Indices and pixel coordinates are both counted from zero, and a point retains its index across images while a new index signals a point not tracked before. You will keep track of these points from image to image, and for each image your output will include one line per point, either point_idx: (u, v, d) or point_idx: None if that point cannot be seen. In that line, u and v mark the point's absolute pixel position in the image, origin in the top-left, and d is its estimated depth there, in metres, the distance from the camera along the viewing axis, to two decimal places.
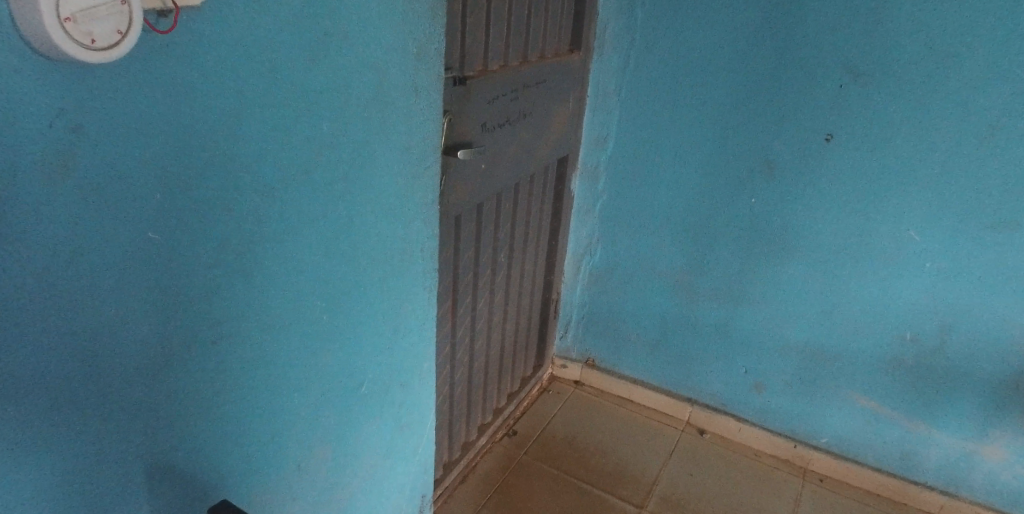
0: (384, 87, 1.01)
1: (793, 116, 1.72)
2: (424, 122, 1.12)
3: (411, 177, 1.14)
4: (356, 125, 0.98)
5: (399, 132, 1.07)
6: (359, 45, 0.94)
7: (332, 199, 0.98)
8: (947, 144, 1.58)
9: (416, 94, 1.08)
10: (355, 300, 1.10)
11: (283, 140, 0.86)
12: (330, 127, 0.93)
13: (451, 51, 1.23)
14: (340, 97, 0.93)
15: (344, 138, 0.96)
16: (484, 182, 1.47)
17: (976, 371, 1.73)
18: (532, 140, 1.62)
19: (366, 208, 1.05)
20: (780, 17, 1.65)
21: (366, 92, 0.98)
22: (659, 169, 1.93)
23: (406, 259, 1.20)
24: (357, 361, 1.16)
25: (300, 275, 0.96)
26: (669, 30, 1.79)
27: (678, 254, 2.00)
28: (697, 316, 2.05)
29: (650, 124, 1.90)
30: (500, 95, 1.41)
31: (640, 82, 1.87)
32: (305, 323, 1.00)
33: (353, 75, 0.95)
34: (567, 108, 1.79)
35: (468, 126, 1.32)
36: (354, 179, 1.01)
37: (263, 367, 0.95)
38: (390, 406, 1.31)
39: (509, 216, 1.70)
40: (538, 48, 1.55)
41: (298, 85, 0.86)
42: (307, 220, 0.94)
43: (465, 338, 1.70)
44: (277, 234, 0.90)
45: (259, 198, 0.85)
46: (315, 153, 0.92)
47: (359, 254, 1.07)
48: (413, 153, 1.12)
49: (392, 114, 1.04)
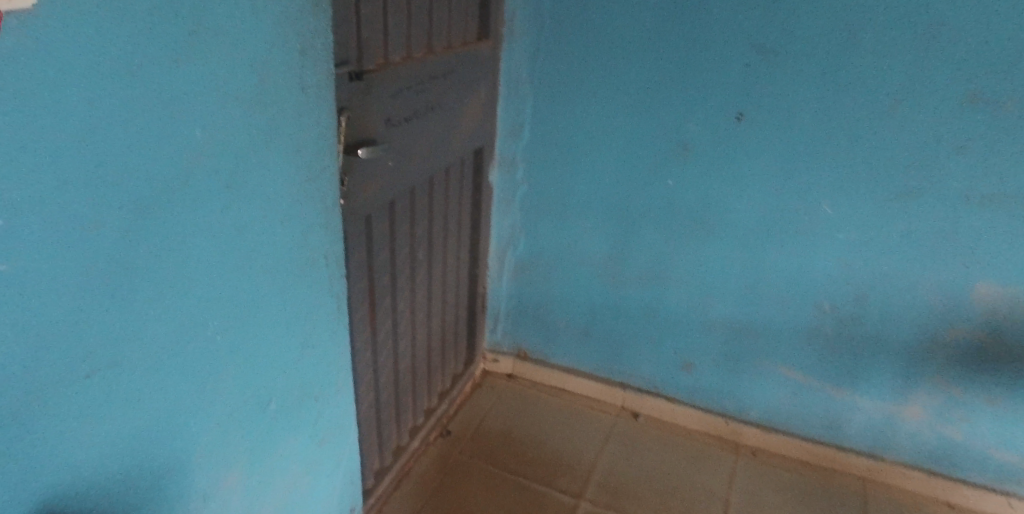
0: (267, 81, 0.93)
1: (704, 98, 1.73)
2: (318, 118, 1.05)
3: (308, 178, 1.06)
4: (238, 123, 0.90)
5: (290, 129, 1.00)
6: (235, 34, 0.86)
7: (219, 210, 0.90)
8: (848, 119, 1.63)
9: (306, 87, 1.01)
10: (252, 311, 1.02)
11: (152, 145, 0.78)
12: (207, 126, 0.85)
13: (345, 45, 1.16)
14: (216, 93, 0.85)
15: (225, 137, 0.88)
16: (391, 178, 1.40)
17: (891, 336, 1.81)
18: (442, 134, 1.57)
19: (256, 213, 0.98)
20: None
21: (246, 86, 0.90)
22: (577, 155, 1.92)
23: (309, 266, 1.13)
24: (261, 378, 1.08)
25: (185, 290, 0.88)
26: (577, 15, 1.76)
27: (601, 240, 2.00)
28: (626, 301, 2.06)
29: (565, 110, 1.88)
30: (404, 87, 1.34)
31: (551, 68, 1.84)
32: (194, 342, 0.92)
33: (230, 69, 0.86)
34: (480, 97, 1.73)
35: (370, 122, 1.25)
36: (241, 183, 0.93)
37: (153, 394, 0.86)
38: (305, 419, 1.24)
39: (424, 211, 1.64)
40: (443, 38, 1.49)
41: (165, 82, 0.78)
42: (189, 229, 0.86)
43: (386, 340, 1.63)
44: (156, 246, 0.81)
45: (128, 210, 0.76)
46: (192, 156, 0.84)
47: (252, 263, 0.99)
48: (308, 152, 1.05)
49: (279, 110, 0.97)
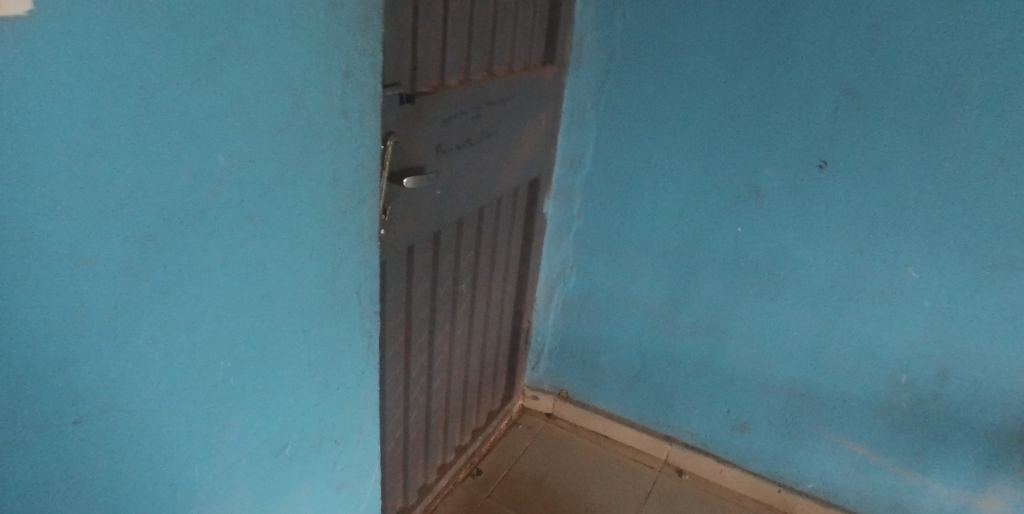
0: (313, 103, 0.83)
1: (783, 141, 1.58)
2: (364, 146, 0.95)
3: (348, 210, 0.97)
4: (277, 149, 0.80)
5: (332, 157, 0.90)
6: (280, 50, 0.76)
7: (244, 242, 0.79)
8: (948, 176, 1.45)
9: (353, 111, 0.91)
10: (276, 356, 0.92)
11: (173, 171, 0.68)
12: (239, 152, 0.75)
13: (397, 66, 1.07)
14: (253, 114, 0.75)
15: (261, 165, 0.78)
16: (438, 208, 1.31)
17: (977, 420, 1.60)
18: (496, 162, 1.47)
19: (290, 249, 0.87)
20: (770, 32, 1.51)
21: (289, 108, 0.80)
22: (636, 191, 1.79)
23: (340, 303, 1.03)
24: (280, 423, 0.98)
25: (201, 333, 0.77)
26: (650, 44, 1.64)
27: (657, 283, 1.86)
28: (679, 350, 1.91)
29: (629, 143, 1.76)
30: (458, 112, 1.25)
31: (618, 98, 1.73)
32: (206, 390, 0.81)
33: (271, 89, 0.76)
34: (540, 124, 1.62)
35: (418, 149, 1.16)
36: (274, 215, 0.83)
37: (152, 445, 0.77)
38: (321, 465, 1.14)
39: (471, 242, 1.54)
40: (506, 62, 1.40)
41: (194, 100, 0.68)
42: (209, 265, 0.75)
43: (420, 375, 1.54)
44: (168, 283, 0.71)
45: (138, 243, 0.67)
46: (219, 184, 0.74)
47: (282, 304, 0.89)
48: (350, 182, 0.95)
49: (323, 137, 0.87)
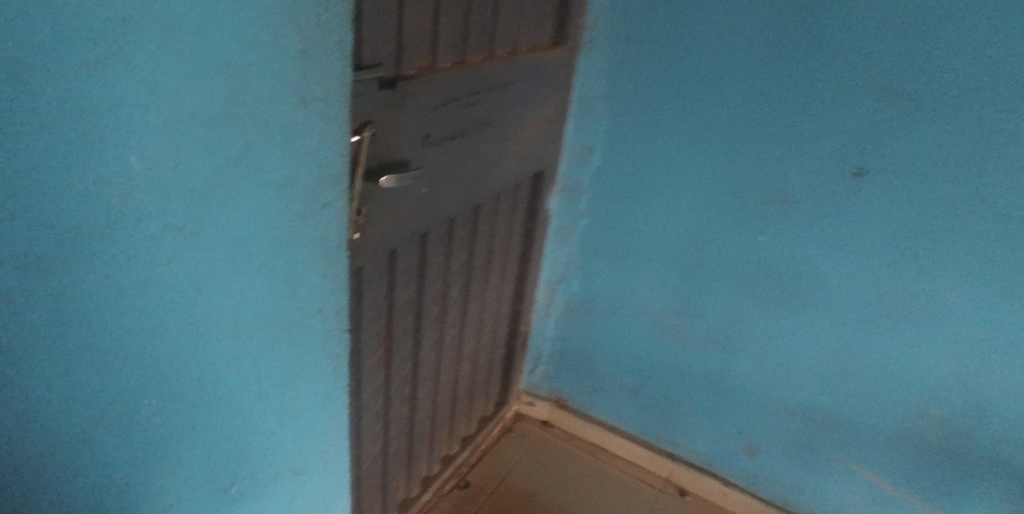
0: (256, 80, 0.68)
1: (813, 142, 1.40)
2: (327, 138, 0.80)
3: (308, 213, 0.82)
4: (204, 134, 0.65)
5: (285, 148, 0.74)
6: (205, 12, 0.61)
7: (140, 253, 0.64)
8: (1000, 191, 1.26)
9: (313, 92, 0.75)
10: (214, 381, 0.78)
11: (51, 156, 0.55)
12: (152, 135, 0.61)
13: (377, 44, 0.92)
14: (167, 88, 0.61)
15: (181, 151, 0.64)
16: (423, 207, 1.16)
17: (1014, 461, 1.44)
18: (493, 155, 1.31)
19: (227, 258, 0.73)
20: (805, 19, 1.32)
21: (220, 84, 0.65)
22: (648, 190, 1.62)
23: (298, 322, 0.88)
24: (216, 461, 0.83)
25: (106, 351, 0.64)
26: (669, 27, 1.45)
27: (667, 291, 1.70)
28: (687, 364, 1.76)
29: (643, 137, 1.57)
30: (450, 99, 1.09)
31: (632, 86, 1.54)
32: (122, 417, 0.69)
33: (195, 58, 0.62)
34: (546, 113, 1.45)
35: (400, 141, 1.01)
36: (204, 215, 0.68)
37: (55, 480, 0.65)
38: (278, 502, 0.99)
39: (463, 243, 1.39)
40: (507, 41, 1.23)
41: (76, 69, 0.54)
42: (114, 273, 0.62)
43: (403, 386, 1.40)
44: (57, 291, 0.59)
45: (9, 245, 0.54)
46: (124, 174, 0.60)
47: (217, 322, 0.75)
48: (310, 179, 0.79)
49: (271, 122, 0.71)
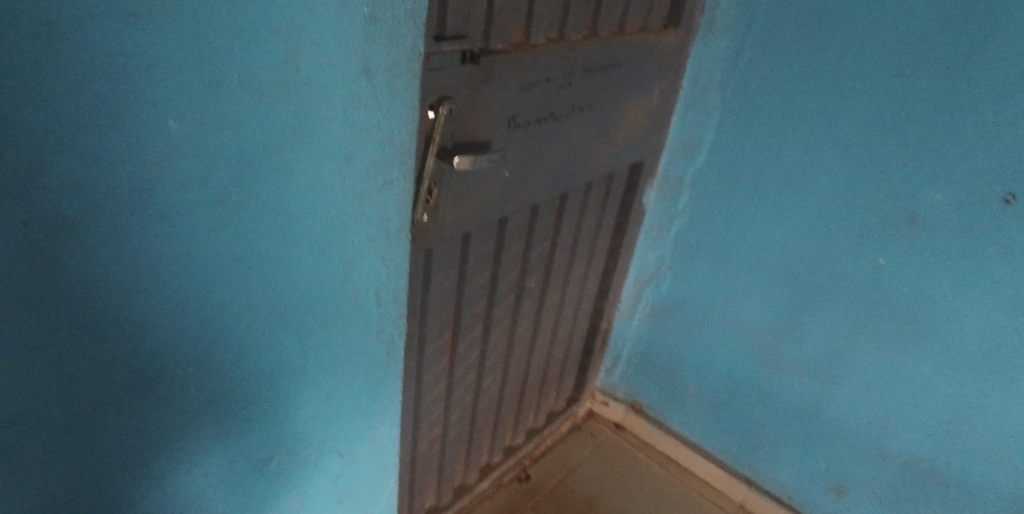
0: (324, 44, 0.63)
1: (958, 160, 1.17)
2: (397, 113, 0.74)
3: (372, 190, 0.77)
4: (266, 100, 0.61)
5: (350, 120, 0.69)
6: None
7: (197, 221, 0.61)
8: None
9: (384, 61, 0.69)
10: (265, 357, 0.76)
11: (104, 115, 0.51)
12: (212, 98, 0.57)
13: (462, 15, 0.84)
14: (229, 48, 0.56)
15: (241, 118, 0.60)
16: (503, 192, 1.08)
17: None
18: (586, 142, 1.21)
19: (284, 233, 0.69)
20: (969, 13, 1.08)
21: (285, 47, 0.60)
22: (755, 195, 1.45)
23: (349, 306, 0.83)
24: (257, 440, 0.80)
25: (156, 320, 0.62)
26: (801, 13, 1.26)
27: (765, 307, 1.53)
28: (779, 389, 1.59)
29: (756, 136, 1.40)
30: (541, 79, 1.00)
31: (750, 78, 1.37)
32: (171, 387, 0.67)
33: (260, 17, 0.57)
34: (649, 100, 1.32)
35: (481, 121, 0.93)
36: (262, 187, 0.65)
37: (103, 446, 0.64)
38: (319, 483, 0.96)
39: (545, 232, 1.30)
40: (613, 20, 1.12)
41: (136, 21, 0.50)
42: (165, 240, 0.60)
43: (468, 374, 1.35)
44: (108, 257, 0.56)
45: (56, 213, 0.52)
46: (181, 139, 0.57)
47: (271, 298, 0.72)
48: (375, 155, 0.75)
49: (337, 91, 0.66)
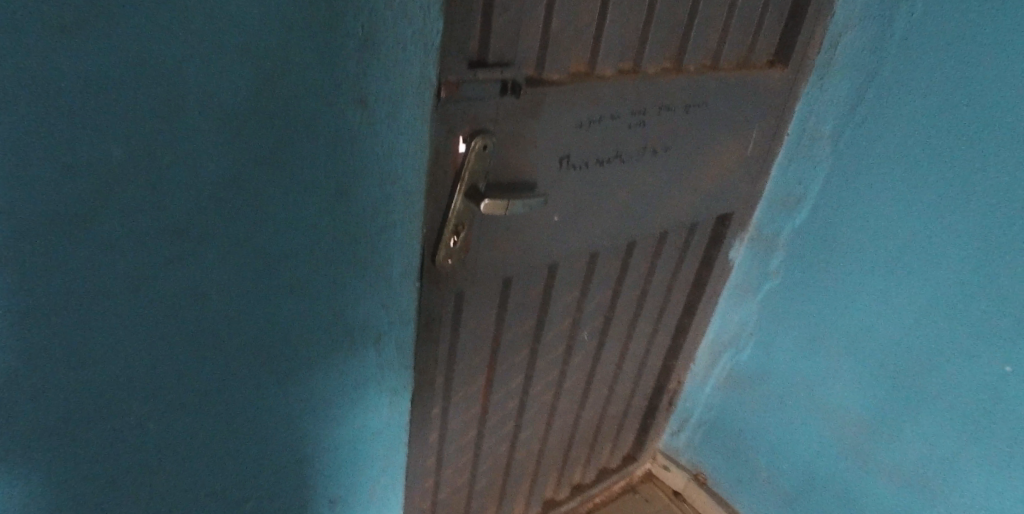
0: (302, 52, 0.58)
1: None
2: (396, 134, 0.68)
3: (370, 218, 0.71)
4: (228, 108, 0.56)
5: (338, 139, 0.64)
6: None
7: (164, 241, 0.59)
8: None
9: (376, 75, 0.63)
10: (240, 383, 0.71)
11: (43, 113, 0.49)
12: (164, 103, 0.53)
13: (504, 41, 0.73)
14: (186, 47, 0.52)
15: (199, 126, 0.56)
16: (551, 239, 0.95)
17: None
18: (661, 189, 1.06)
19: (258, 253, 0.65)
20: None
21: (252, 51, 0.55)
22: (859, 267, 1.23)
23: (337, 345, 0.77)
24: None
25: (108, 332, 0.60)
26: (939, 61, 1.04)
27: (859, 398, 1.31)
28: (865, 494, 1.35)
29: (868, 199, 1.19)
30: (603, 117, 0.87)
31: (867, 132, 1.16)
32: (127, 402, 0.64)
33: (222, 15, 0.53)
34: (743, 147, 1.14)
35: (523, 160, 0.82)
36: (228, 202, 0.60)
37: (59, 456, 0.63)
38: None
39: (604, 282, 1.16)
40: (704, 52, 0.97)
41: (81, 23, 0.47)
42: (116, 249, 0.57)
43: (502, 424, 1.23)
44: (53, 266, 0.54)
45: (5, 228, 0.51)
46: (129, 142, 0.53)
47: (245, 324, 0.68)
48: (371, 179, 0.68)
49: (320, 104, 0.61)
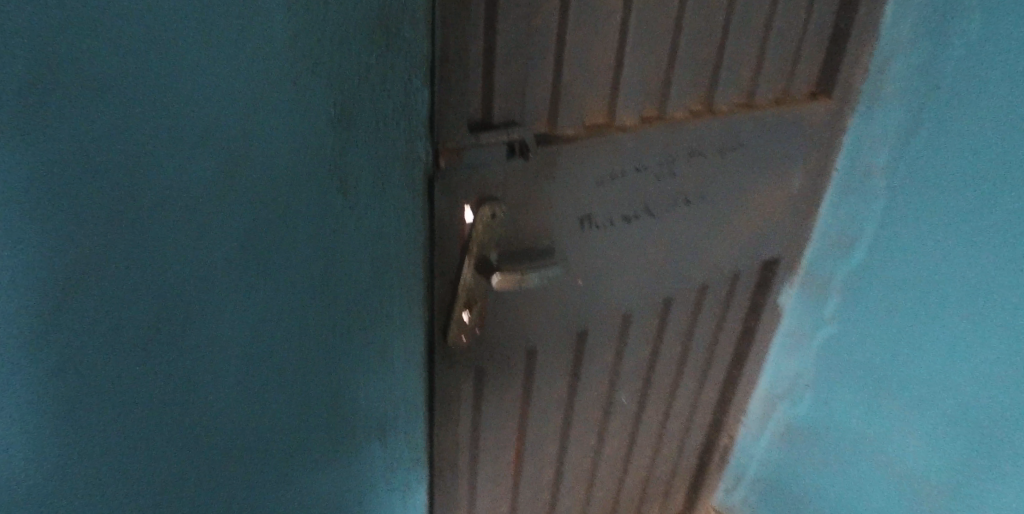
0: (264, 123, 0.53)
1: None
2: (385, 203, 0.62)
3: (361, 291, 0.65)
4: (181, 185, 0.52)
5: (315, 211, 0.59)
6: (179, 28, 0.47)
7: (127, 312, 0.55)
8: None
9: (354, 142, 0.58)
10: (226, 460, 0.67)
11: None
12: (110, 176, 0.49)
13: (509, 98, 0.66)
14: (127, 123, 0.48)
15: (147, 205, 0.52)
16: (581, 305, 0.86)
17: None
18: (699, 241, 0.96)
19: (234, 321, 0.60)
20: None
21: (205, 124, 0.51)
22: (925, 313, 1.10)
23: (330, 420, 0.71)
24: None
25: (65, 410, 0.56)
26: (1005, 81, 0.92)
27: (929, 459, 1.16)
28: None
29: (931, 237, 1.06)
30: (628, 169, 0.78)
31: (924, 161, 1.04)
32: (97, 480, 0.60)
33: (166, 88, 0.48)
34: (787, 185, 1.04)
35: (541, 225, 0.74)
36: (186, 282, 0.56)
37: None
38: None
39: (641, 340, 1.06)
40: (737, 88, 0.88)
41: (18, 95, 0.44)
42: (56, 333, 0.53)
43: (536, 496, 1.13)
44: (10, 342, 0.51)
45: None
46: (63, 224, 0.49)
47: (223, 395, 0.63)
48: (359, 251, 0.63)
49: (292, 176, 0.56)
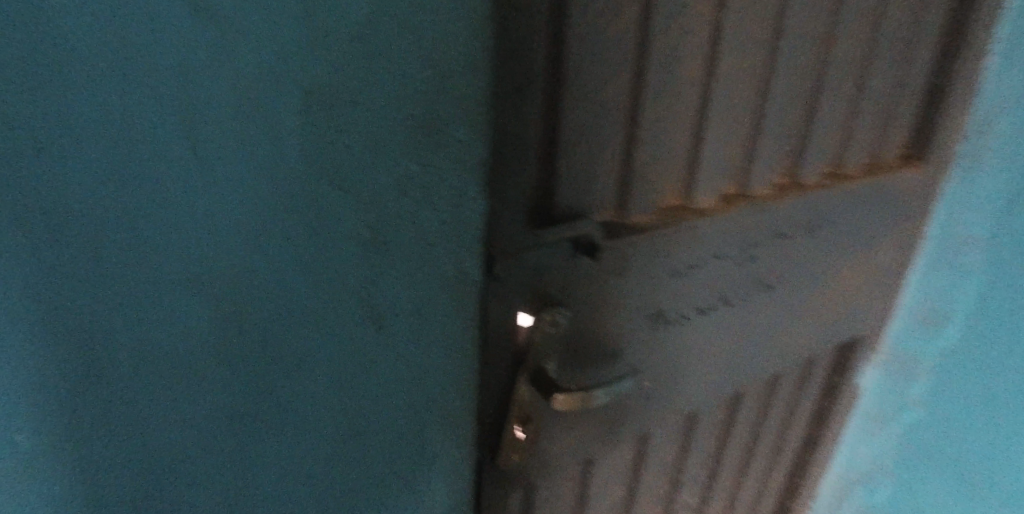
0: (261, 267, 0.38)
1: None
2: (436, 337, 0.46)
3: (394, 468, 0.49)
4: (167, 332, 0.37)
5: (335, 365, 0.43)
6: (148, 150, 0.33)
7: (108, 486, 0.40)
8: None
9: (395, 286, 0.42)
10: None
11: None
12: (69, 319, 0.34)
13: (575, 184, 0.56)
14: (90, 252, 0.34)
15: (113, 363, 0.37)
16: (647, 409, 0.74)
17: None
18: (777, 326, 0.84)
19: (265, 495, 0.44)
20: None
21: (171, 267, 0.36)
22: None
23: None
24: None
25: None
26: None
27: None
28: None
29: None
30: (707, 257, 0.67)
31: None
32: None
33: (106, 222, 0.34)
34: (875, 260, 0.91)
35: (607, 326, 0.62)
36: (185, 456, 0.41)
37: None
38: None
39: (708, 434, 0.93)
40: (824, 157, 0.77)
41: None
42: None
43: None
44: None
45: None
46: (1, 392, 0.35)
47: None
48: (400, 417, 0.47)
49: (325, 306, 0.41)
